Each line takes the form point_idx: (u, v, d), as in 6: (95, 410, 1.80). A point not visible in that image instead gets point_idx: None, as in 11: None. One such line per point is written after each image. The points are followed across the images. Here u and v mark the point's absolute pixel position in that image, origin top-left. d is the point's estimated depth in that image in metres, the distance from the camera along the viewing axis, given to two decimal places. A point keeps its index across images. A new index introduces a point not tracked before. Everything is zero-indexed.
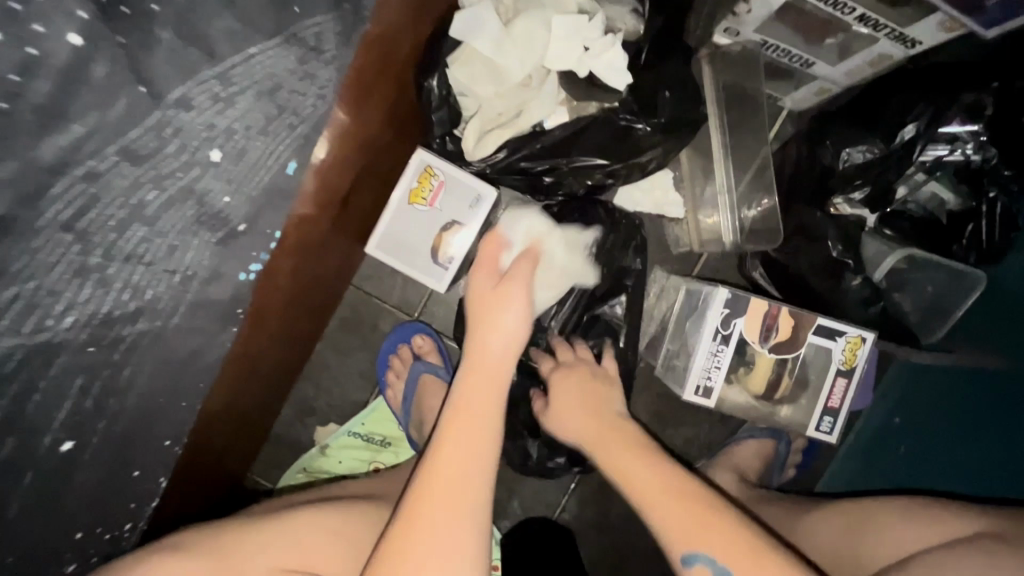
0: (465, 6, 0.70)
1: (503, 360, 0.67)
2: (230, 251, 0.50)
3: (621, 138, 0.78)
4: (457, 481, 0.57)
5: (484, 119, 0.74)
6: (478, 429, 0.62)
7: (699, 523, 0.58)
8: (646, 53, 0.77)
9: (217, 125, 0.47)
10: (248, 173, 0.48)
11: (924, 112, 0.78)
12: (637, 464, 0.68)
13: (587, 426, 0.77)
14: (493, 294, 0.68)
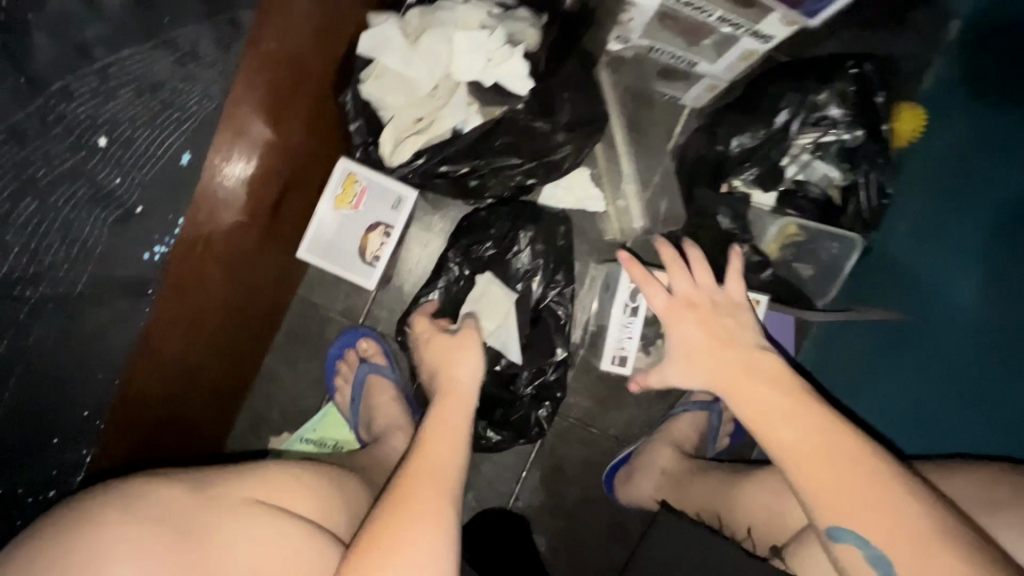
0: (372, 26, 0.77)
1: (468, 386, 0.78)
2: (132, 227, 0.60)
3: (527, 137, 0.85)
4: (435, 471, 0.63)
5: (397, 127, 0.81)
6: (455, 430, 0.71)
7: (816, 464, 0.53)
8: (544, 62, 0.84)
9: (100, 116, 0.56)
10: (138, 161, 0.59)
11: (793, 99, 0.90)
12: (763, 397, 0.60)
13: (685, 325, 0.70)
14: (442, 356, 0.83)
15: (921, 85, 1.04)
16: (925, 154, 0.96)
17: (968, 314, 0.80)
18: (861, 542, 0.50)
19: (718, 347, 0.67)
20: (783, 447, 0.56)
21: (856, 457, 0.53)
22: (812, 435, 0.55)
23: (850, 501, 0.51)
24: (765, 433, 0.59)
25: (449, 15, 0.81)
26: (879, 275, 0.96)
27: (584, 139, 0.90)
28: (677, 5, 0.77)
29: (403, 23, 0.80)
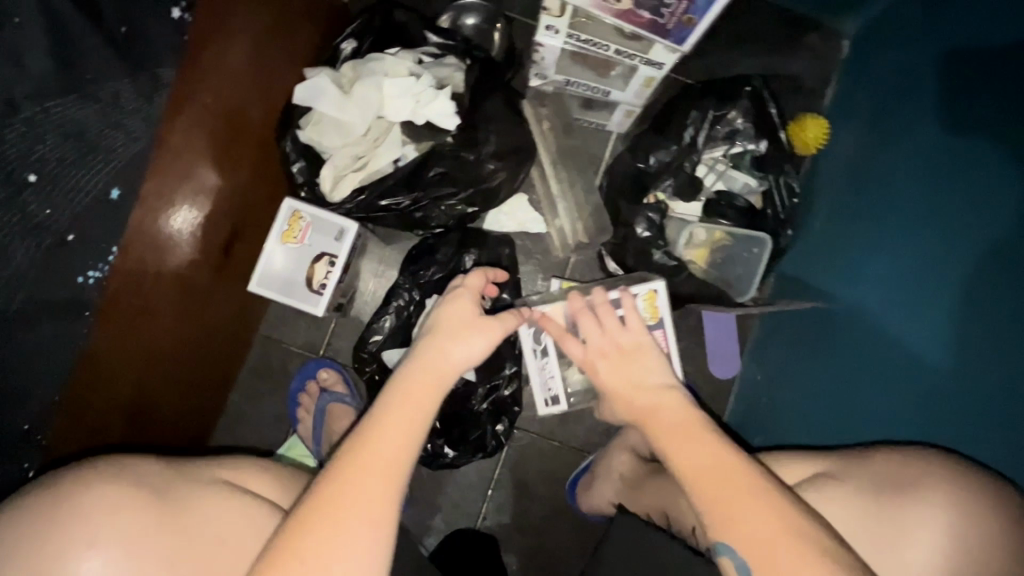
0: (308, 79, 0.86)
1: (457, 346, 0.68)
2: (68, 252, 0.66)
3: (460, 168, 0.94)
4: (384, 465, 0.57)
5: (337, 166, 0.89)
6: (422, 404, 0.63)
7: (717, 492, 0.58)
8: (469, 100, 0.94)
9: (32, 156, 0.64)
10: (68, 194, 0.66)
11: (697, 117, 0.99)
12: (676, 441, 0.64)
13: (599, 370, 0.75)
14: (445, 316, 0.72)
15: (824, 99, 1.15)
16: (861, 144, 0.98)
17: (925, 329, 0.75)
18: (737, 560, 0.55)
19: (632, 392, 0.72)
20: (684, 469, 0.62)
21: (757, 492, 0.57)
22: (713, 478, 0.59)
23: (748, 524, 0.55)
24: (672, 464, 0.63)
25: (377, 64, 0.90)
26: (828, 266, 0.97)
27: (513, 166, 0.98)
28: (578, 42, 0.87)
29: (337, 74, 0.89)
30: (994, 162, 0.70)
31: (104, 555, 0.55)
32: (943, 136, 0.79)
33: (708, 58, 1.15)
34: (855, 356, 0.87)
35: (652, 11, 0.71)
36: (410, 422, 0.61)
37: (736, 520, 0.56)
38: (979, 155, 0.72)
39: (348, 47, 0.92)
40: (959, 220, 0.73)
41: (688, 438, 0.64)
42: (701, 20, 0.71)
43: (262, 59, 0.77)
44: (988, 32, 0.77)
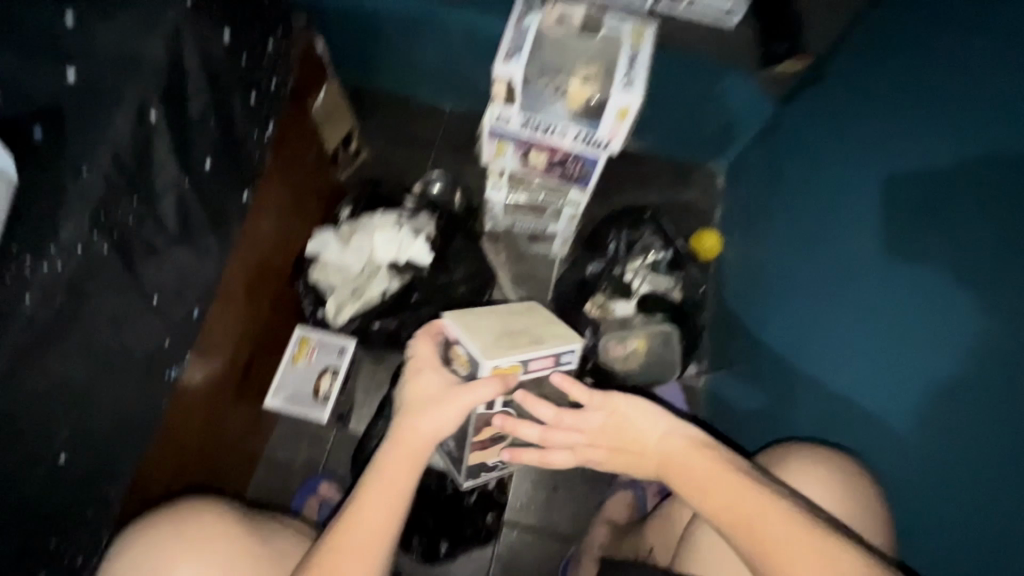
0: (315, 235, 1.14)
1: (424, 423, 0.71)
2: (164, 356, 0.69)
3: (436, 291, 1.18)
4: (365, 540, 0.67)
5: (339, 297, 1.12)
6: (403, 480, 0.70)
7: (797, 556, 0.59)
8: (439, 242, 1.22)
9: (161, 281, 0.66)
10: (175, 309, 0.69)
11: (615, 236, 1.31)
12: (727, 492, 0.67)
13: (599, 450, 0.79)
14: (406, 390, 0.75)
15: (714, 217, 1.49)
16: (747, 247, 1.27)
17: (886, 416, 0.80)
18: None
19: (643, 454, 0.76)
20: (734, 517, 0.65)
21: (761, 508, 0.64)
22: (780, 532, 0.61)
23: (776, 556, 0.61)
24: (734, 525, 0.65)
25: (366, 222, 1.19)
26: (755, 335, 1.15)
27: (478, 288, 1.24)
28: (517, 193, 1.19)
29: (337, 231, 1.16)
30: (946, 302, 0.72)
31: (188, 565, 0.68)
32: (879, 257, 0.85)
33: (621, 197, 1.51)
34: (835, 370, 0.91)
35: (561, 168, 1.01)
36: (391, 494, 0.70)
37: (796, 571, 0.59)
38: (935, 295, 0.74)
39: (344, 212, 1.22)
40: (919, 347, 0.76)
41: (733, 474, 0.68)
42: (594, 172, 1.00)
43: (287, 223, 1.04)
44: (858, 155, 0.93)
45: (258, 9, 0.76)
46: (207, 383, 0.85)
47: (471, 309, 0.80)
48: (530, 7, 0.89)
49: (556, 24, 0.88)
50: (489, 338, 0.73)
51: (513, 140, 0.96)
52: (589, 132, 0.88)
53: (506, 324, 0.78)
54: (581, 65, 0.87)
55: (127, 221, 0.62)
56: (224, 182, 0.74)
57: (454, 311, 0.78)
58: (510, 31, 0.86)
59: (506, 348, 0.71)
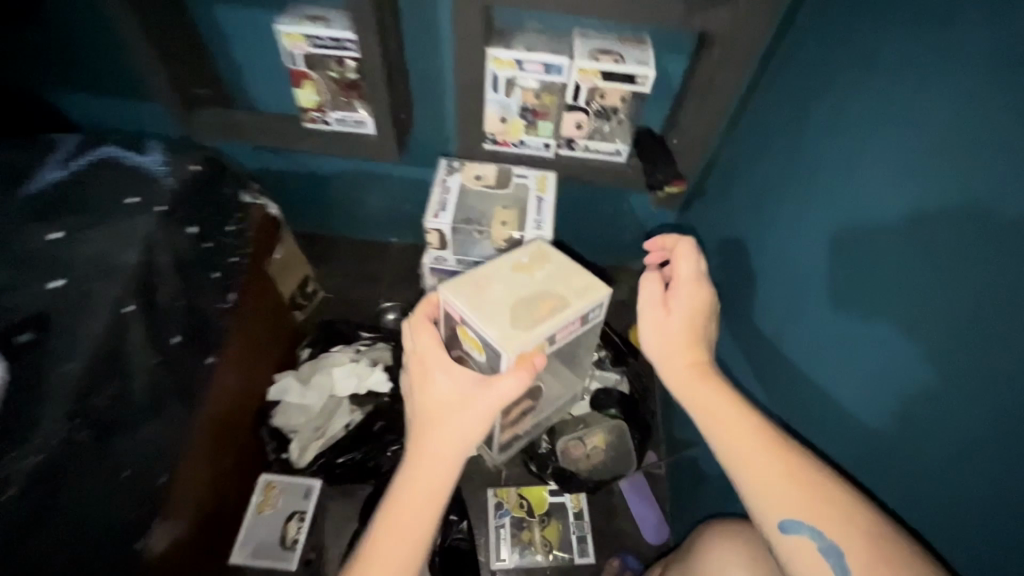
0: (277, 381, 1.21)
1: (449, 418, 0.85)
2: (127, 529, 0.73)
3: (399, 418, 1.22)
4: (401, 541, 0.79)
5: (303, 438, 1.17)
6: (437, 474, 0.83)
7: (779, 484, 0.68)
8: (397, 368, 1.30)
9: (126, 457, 0.73)
10: (137, 482, 0.75)
11: None
12: (732, 418, 0.74)
13: (674, 321, 0.86)
14: (423, 389, 0.89)
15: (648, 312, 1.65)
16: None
17: (853, 400, 0.72)
18: (816, 538, 0.65)
19: (692, 343, 0.84)
20: (727, 445, 0.72)
21: (743, 420, 0.73)
22: (794, 468, 0.68)
23: (755, 460, 0.69)
24: (726, 447, 0.72)
25: (326, 359, 1.28)
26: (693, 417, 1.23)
27: None
28: None
29: (298, 372, 1.24)
30: (917, 355, 0.61)
31: None
32: (840, 288, 0.75)
33: None
34: (795, 325, 0.84)
35: None
36: (420, 495, 0.82)
37: (798, 500, 0.66)
38: (898, 279, 0.64)
39: (305, 352, 1.31)
40: (869, 355, 0.68)
41: (715, 388, 0.78)
42: None
43: (249, 374, 1.10)
44: (784, 193, 0.91)
45: (215, 202, 0.91)
46: (169, 549, 0.86)
47: (469, 281, 0.92)
48: (450, 169, 1.06)
49: (473, 179, 1.04)
50: (499, 320, 0.88)
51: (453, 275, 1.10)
52: None
53: (509, 295, 0.91)
54: (499, 209, 1.03)
55: (89, 412, 0.70)
56: (196, 350, 0.84)
57: (456, 289, 0.89)
58: (436, 191, 1.02)
59: (518, 335, 0.86)
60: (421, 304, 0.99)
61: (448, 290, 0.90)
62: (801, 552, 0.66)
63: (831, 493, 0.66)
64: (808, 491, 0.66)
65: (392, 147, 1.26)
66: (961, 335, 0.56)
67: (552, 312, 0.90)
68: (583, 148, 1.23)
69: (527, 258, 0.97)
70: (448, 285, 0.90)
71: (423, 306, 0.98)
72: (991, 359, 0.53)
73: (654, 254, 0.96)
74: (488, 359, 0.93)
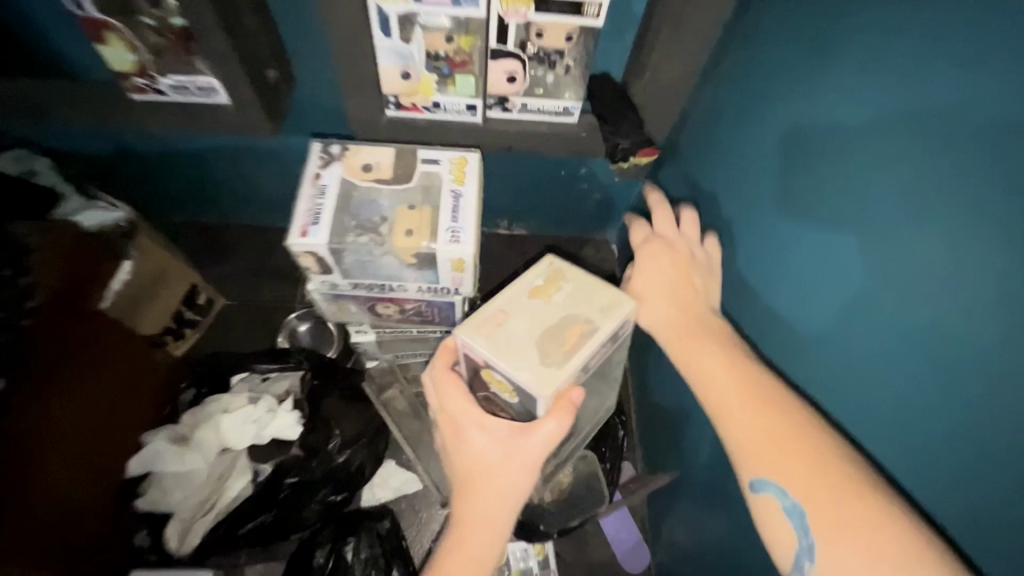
0: (146, 443, 0.94)
1: (489, 474, 0.74)
2: None
3: (310, 472, 0.99)
4: None
5: (186, 516, 0.91)
6: (488, 536, 0.74)
7: (755, 432, 0.58)
8: (308, 405, 1.04)
9: None
10: None
11: None
12: (717, 369, 0.65)
13: (653, 271, 0.77)
14: (459, 445, 0.77)
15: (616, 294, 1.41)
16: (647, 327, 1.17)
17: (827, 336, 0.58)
18: (781, 497, 0.55)
19: (686, 309, 0.73)
20: (711, 401, 0.63)
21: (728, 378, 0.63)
22: (770, 415, 0.58)
23: (736, 415, 0.60)
24: (715, 404, 0.63)
25: (214, 403, 1.01)
26: (671, 436, 1.03)
27: (366, 446, 1.06)
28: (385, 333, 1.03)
29: (176, 426, 0.97)
30: (905, 271, 0.48)
31: None
32: (801, 207, 0.61)
33: None
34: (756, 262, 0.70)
35: (418, 316, 0.87)
36: (478, 541, 0.73)
37: (787, 457, 0.55)
38: (875, 185, 0.51)
39: (188, 395, 1.02)
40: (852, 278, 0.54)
41: (706, 340, 0.68)
42: (456, 314, 0.86)
43: (81, 457, 0.84)
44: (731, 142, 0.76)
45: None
46: None
47: (485, 316, 0.75)
48: (325, 159, 0.74)
49: (359, 172, 0.74)
50: (531, 357, 0.71)
51: (352, 301, 0.82)
52: (431, 281, 0.76)
53: (535, 328, 0.74)
54: (401, 209, 0.73)
55: None
56: None
57: (472, 327, 0.73)
58: (305, 196, 0.71)
59: (555, 373, 0.70)
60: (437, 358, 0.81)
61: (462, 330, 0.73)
62: (766, 516, 0.56)
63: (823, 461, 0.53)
64: (792, 450, 0.54)
65: (264, 123, 0.93)
66: (961, 241, 0.43)
67: (585, 338, 0.72)
68: (520, 109, 0.93)
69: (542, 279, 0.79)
70: (461, 325, 0.73)
71: (439, 354, 0.82)
72: (1005, 252, 0.40)
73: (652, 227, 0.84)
74: (521, 404, 0.77)
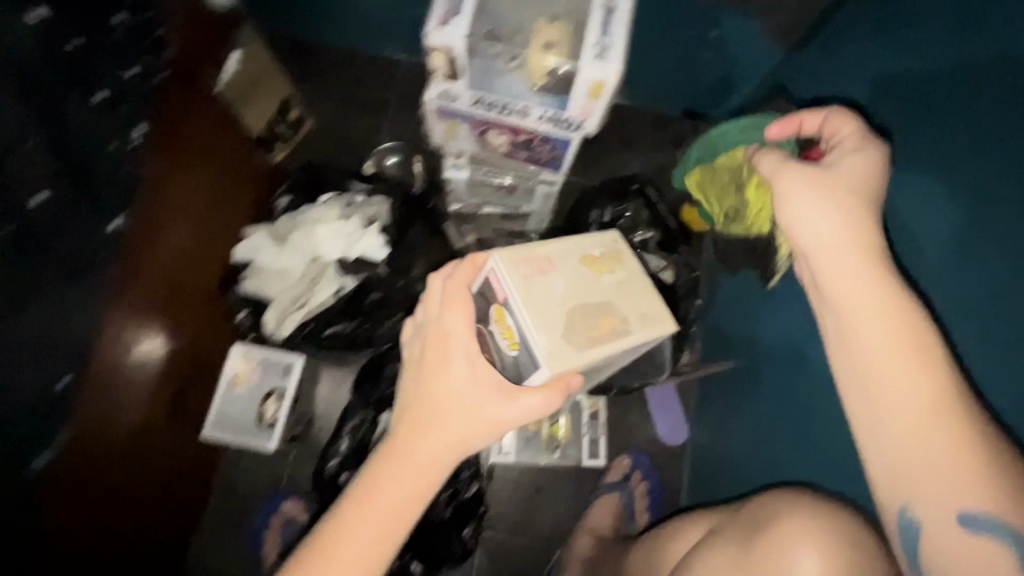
0: (247, 236, 0.98)
1: (451, 415, 0.63)
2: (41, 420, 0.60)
3: (393, 292, 1.04)
4: (377, 526, 0.61)
5: (281, 307, 0.98)
6: (419, 482, 0.62)
7: (901, 381, 0.56)
8: (395, 231, 1.07)
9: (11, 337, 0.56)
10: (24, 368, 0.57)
11: (601, 211, 1.14)
12: (870, 300, 0.59)
13: (825, 190, 0.64)
14: (431, 373, 0.65)
15: None
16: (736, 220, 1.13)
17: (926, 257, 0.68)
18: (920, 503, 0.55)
19: (861, 206, 0.63)
20: (848, 318, 0.60)
21: (889, 319, 0.58)
22: (915, 368, 0.56)
23: (862, 338, 0.59)
24: (850, 330, 0.60)
25: (308, 213, 1.04)
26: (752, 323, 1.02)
27: None
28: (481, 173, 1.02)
29: (272, 227, 1.01)
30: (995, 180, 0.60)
31: None
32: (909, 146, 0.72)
33: (601, 165, 1.33)
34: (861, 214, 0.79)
35: (528, 152, 0.84)
36: (424, 476, 0.62)
37: (910, 412, 0.55)
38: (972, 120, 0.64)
39: (282, 203, 1.06)
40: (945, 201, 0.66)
41: (859, 282, 0.60)
42: (567, 156, 0.83)
43: (199, 231, 0.86)
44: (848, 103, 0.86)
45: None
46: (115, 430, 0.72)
47: (531, 256, 0.67)
48: None
49: None
50: (557, 324, 0.63)
51: (466, 120, 0.79)
52: (558, 107, 0.70)
53: (570, 296, 0.65)
54: (541, 23, 0.69)
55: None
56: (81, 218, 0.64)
57: (513, 259, 0.65)
58: None
59: (572, 355, 0.61)
60: (468, 260, 0.67)
61: (498, 258, 0.64)
62: (961, 548, 0.53)
63: (966, 437, 0.53)
64: (928, 415, 0.55)
65: None
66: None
67: (616, 338, 0.65)
68: None
69: (601, 250, 0.72)
70: (502, 249, 0.65)
71: (464, 262, 0.67)
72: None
73: (780, 132, 0.77)
74: (507, 362, 0.68)
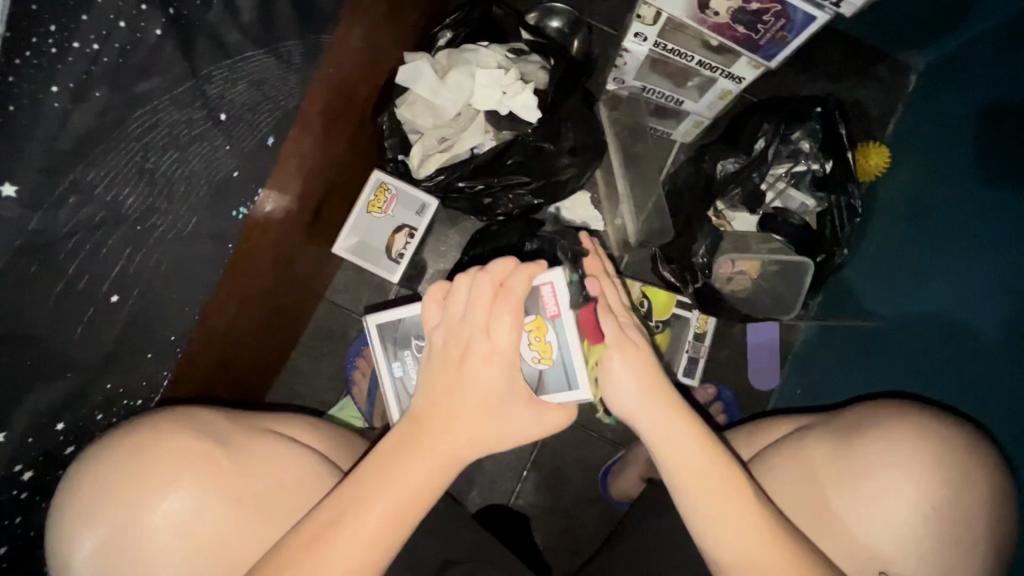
0: (408, 62, 0.93)
1: (473, 416, 0.58)
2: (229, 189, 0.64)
3: (535, 156, 0.96)
4: (407, 498, 0.56)
5: (425, 145, 0.96)
6: (434, 467, 0.57)
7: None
8: (551, 95, 0.97)
9: (224, 96, 0.61)
10: (243, 133, 0.64)
11: (768, 130, 1.02)
12: (711, 470, 0.61)
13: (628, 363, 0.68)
14: (459, 373, 0.58)
15: (887, 130, 1.16)
16: (929, 173, 0.99)
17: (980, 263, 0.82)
18: None
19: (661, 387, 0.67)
20: (691, 478, 0.61)
21: (717, 465, 0.61)
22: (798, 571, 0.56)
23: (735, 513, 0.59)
24: (708, 502, 0.60)
25: (466, 53, 0.95)
26: (893, 283, 0.98)
27: (583, 163, 1.01)
28: (664, 50, 0.91)
29: (433, 60, 0.95)
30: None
31: (177, 490, 0.61)
32: (984, 160, 0.87)
33: (775, 81, 1.18)
34: (937, 229, 0.92)
35: (750, 27, 0.74)
36: (411, 464, 0.56)
37: None
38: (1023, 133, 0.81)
39: (444, 37, 0.99)
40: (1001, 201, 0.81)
41: (722, 462, 0.62)
42: (794, 39, 0.74)
43: (375, 38, 0.82)
44: (937, 138, 1.00)
45: None
46: (273, 219, 0.75)
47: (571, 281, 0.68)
48: None
49: None
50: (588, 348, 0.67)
51: None
52: None
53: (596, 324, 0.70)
54: None
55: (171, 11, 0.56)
56: None
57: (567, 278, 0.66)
58: None
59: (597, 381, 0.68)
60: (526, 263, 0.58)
61: (561, 276, 0.65)
62: None
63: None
64: None
65: None
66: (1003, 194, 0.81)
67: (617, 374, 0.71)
68: None
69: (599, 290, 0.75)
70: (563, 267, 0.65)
71: (522, 267, 0.57)
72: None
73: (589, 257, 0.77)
74: (524, 373, 0.66)
